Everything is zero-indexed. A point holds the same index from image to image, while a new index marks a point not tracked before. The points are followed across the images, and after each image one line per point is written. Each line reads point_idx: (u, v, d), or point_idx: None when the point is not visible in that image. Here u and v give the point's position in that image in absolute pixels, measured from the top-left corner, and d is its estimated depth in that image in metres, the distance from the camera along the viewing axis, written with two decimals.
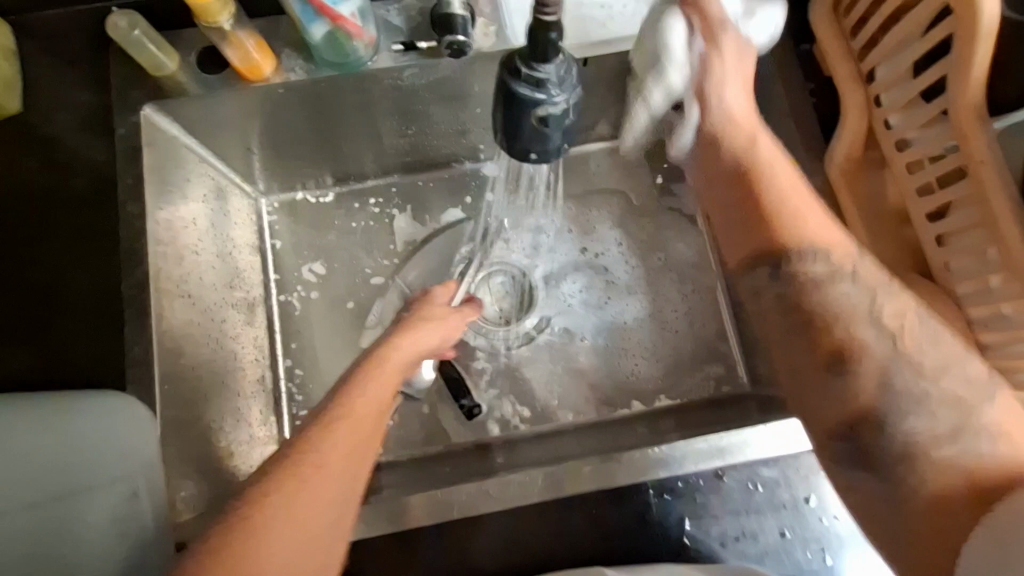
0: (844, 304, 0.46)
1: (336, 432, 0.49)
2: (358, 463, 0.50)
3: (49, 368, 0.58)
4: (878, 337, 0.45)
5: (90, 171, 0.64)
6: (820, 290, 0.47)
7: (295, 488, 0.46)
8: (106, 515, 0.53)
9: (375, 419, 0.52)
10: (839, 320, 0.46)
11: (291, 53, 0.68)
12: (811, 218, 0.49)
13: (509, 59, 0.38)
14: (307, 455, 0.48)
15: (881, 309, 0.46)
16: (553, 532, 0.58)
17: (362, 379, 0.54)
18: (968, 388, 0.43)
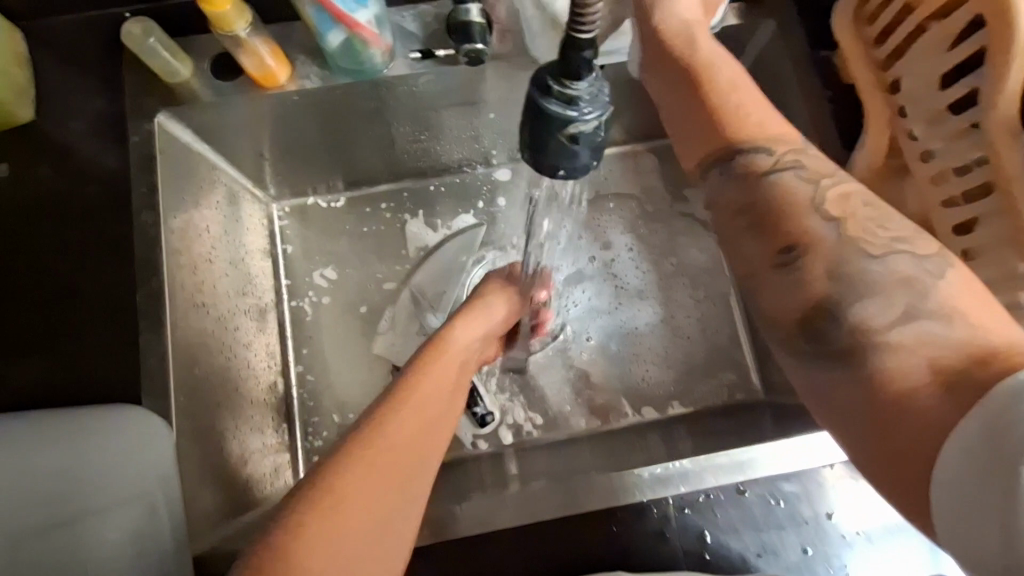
0: (788, 186, 0.48)
1: (409, 421, 0.50)
2: (429, 454, 0.51)
3: (62, 381, 0.57)
4: (829, 226, 0.46)
5: (104, 179, 0.63)
6: (764, 178, 0.49)
7: (370, 482, 0.46)
8: (126, 531, 0.53)
9: (444, 408, 0.54)
10: (789, 208, 0.48)
11: (306, 59, 0.67)
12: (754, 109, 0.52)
13: (541, 75, 0.38)
14: (384, 444, 0.48)
15: (825, 197, 0.48)
16: (573, 546, 0.57)
17: (431, 368, 0.56)
18: (919, 268, 0.44)
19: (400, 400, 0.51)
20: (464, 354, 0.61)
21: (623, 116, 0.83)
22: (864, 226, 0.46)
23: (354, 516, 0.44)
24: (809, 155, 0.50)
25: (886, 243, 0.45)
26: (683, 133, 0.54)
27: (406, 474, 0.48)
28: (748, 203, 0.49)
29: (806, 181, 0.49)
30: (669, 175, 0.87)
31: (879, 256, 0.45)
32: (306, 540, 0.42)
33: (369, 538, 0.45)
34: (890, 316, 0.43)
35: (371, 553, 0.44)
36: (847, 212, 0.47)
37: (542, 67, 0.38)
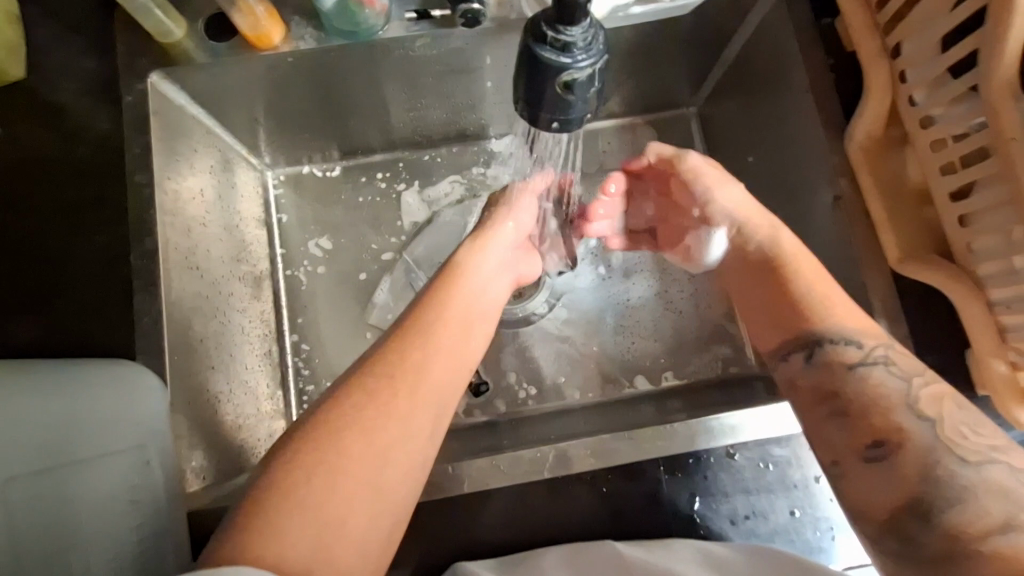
0: (876, 380, 0.52)
1: (411, 358, 0.52)
2: (436, 390, 0.52)
3: (57, 339, 0.57)
4: (921, 424, 0.50)
5: (97, 140, 0.62)
6: (851, 370, 0.53)
7: (367, 419, 0.48)
8: (118, 482, 0.51)
9: (455, 345, 0.55)
10: (873, 400, 0.52)
11: (301, 20, 0.65)
12: (833, 307, 0.57)
13: (537, 22, 0.37)
14: (383, 381, 0.50)
15: (918, 395, 0.51)
16: (565, 508, 0.58)
17: (442, 304, 0.57)
18: (1014, 478, 0.46)
19: (407, 339, 0.54)
20: (477, 283, 0.61)
21: (623, 87, 0.82)
22: (961, 429, 0.49)
23: (352, 451, 0.47)
24: (895, 350, 0.54)
25: (983, 450, 0.48)
26: (765, 323, 0.60)
27: (407, 410, 0.50)
28: (835, 393, 0.54)
29: (897, 377, 0.52)
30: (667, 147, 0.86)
31: (973, 462, 0.48)
32: (304, 479, 0.45)
33: (368, 475, 0.46)
34: (988, 525, 0.45)
35: (377, 491, 0.47)
36: (943, 410, 0.50)
37: (538, 16, 0.38)
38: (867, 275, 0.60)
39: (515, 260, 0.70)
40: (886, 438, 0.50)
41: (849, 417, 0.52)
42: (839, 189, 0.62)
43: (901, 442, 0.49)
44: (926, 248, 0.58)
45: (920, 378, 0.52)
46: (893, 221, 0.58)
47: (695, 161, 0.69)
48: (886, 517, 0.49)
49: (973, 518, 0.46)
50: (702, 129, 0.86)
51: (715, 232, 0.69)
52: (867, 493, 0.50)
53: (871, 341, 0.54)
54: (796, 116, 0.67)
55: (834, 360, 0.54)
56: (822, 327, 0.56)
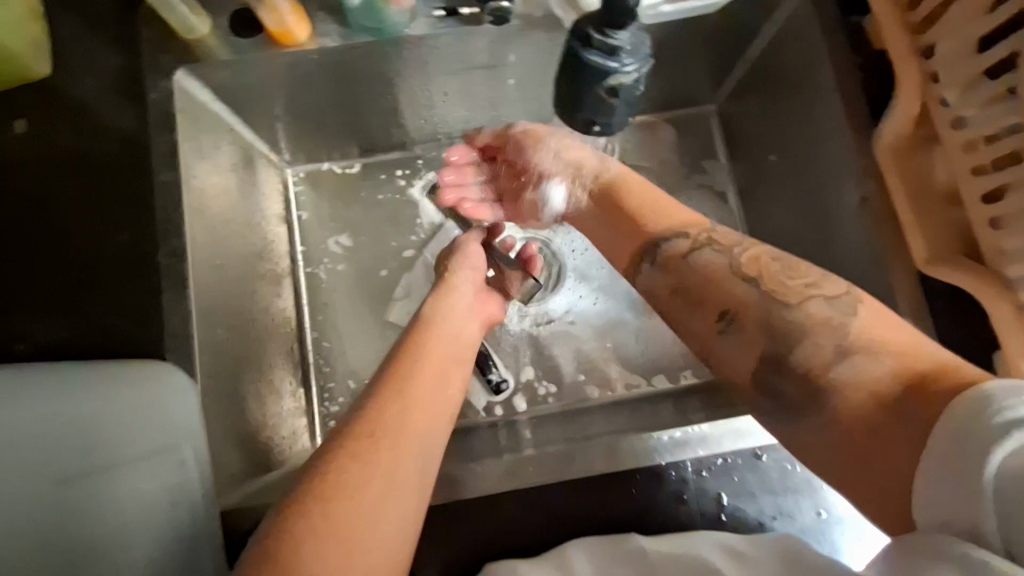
0: (708, 263, 0.57)
1: (392, 409, 0.50)
2: (423, 436, 0.50)
3: (86, 338, 0.57)
4: (752, 288, 0.54)
5: (121, 138, 0.62)
6: (686, 260, 0.58)
7: (358, 475, 0.45)
8: (154, 482, 0.52)
9: (436, 390, 0.53)
10: (710, 283, 0.56)
11: (325, 16, 0.64)
12: (660, 210, 0.63)
13: (582, 24, 0.38)
14: (368, 434, 0.48)
15: (739, 260, 0.56)
16: (591, 506, 0.59)
17: (417, 352, 0.56)
18: (833, 309, 0.49)
19: (385, 391, 0.51)
20: (449, 331, 0.60)
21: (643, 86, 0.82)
22: (778, 278, 0.53)
23: (345, 510, 0.43)
24: (718, 231, 0.60)
25: (802, 292, 0.52)
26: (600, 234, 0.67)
27: (394, 464, 0.47)
28: (677, 285, 0.58)
29: (722, 254, 0.57)
30: (686, 146, 0.87)
31: (796, 304, 0.52)
32: (306, 530, 0.42)
33: (363, 534, 0.43)
34: (825, 358, 0.47)
35: (383, 544, 0.44)
36: (764, 269, 0.55)
37: (585, 19, 0.39)
38: (894, 276, 0.60)
39: (484, 301, 0.68)
40: (728, 309, 0.54)
41: (700, 303, 0.56)
42: (866, 190, 0.62)
43: (741, 310, 0.53)
44: (957, 250, 0.58)
45: (740, 248, 0.57)
46: (920, 224, 0.58)
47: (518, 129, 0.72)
48: (749, 378, 0.52)
49: (808, 355, 0.49)
50: (722, 128, 0.86)
51: (553, 187, 0.71)
52: (730, 362, 0.53)
53: (696, 231, 0.60)
54: (821, 116, 0.66)
55: (669, 255, 0.59)
56: (657, 229, 0.62)
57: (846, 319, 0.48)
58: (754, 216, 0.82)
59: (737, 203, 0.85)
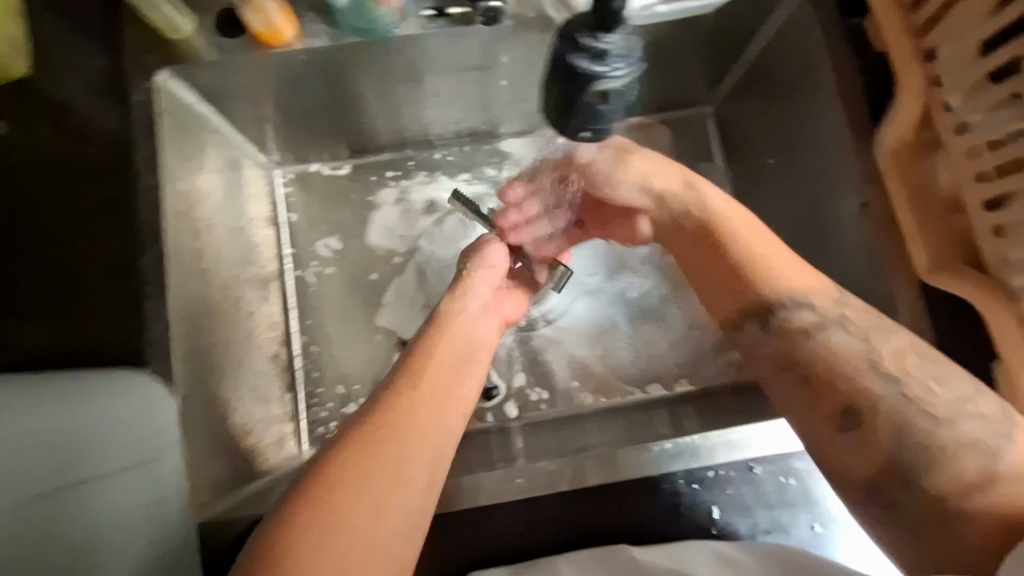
0: (836, 346, 0.51)
1: (401, 404, 0.49)
2: (434, 433, 0.49)
3: (62, 345, 0.56)
4: (885, 383, 0.48)
5: (102, 140, 0.60)
6: (809, 338, 0.52)
7: (362, 473, 0.45)
8: (128, 497, 0.51)
9: (449, 385, 0.52)
10: (833, 367, 0.50)
11: (314, 17, 0.63)
12: (759, 239, 0.56)
13: (570, 27, 0.36)
14: (374, 430, 0.47)
15: (880, 353, 0.50)
16: (580, 520, 0.57)
17: (430, 350, 0.53)
18: (986, 430, 0.45)
19: (395, 387, 0.50)
20: (467, 322, 0.57)
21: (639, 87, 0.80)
22: (929, 386, 0.47)
23: (345, 508, 0.43)
24: (849, 305, 0.53)
25: (953, 404, 0.47)
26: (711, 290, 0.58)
27: (398, 461, 0.46)
28: (790, 361, 0.52)
29: (856, 337, 0.51)
30: (682, 148, 0.85)
31: (944, 419, 0.46)
32: (300, 529, 0.42)
33: (363, 532, 0.43)
34: (965, 483, 0.44)
35: (375, 553, 0.43)
36: (906, 367, 0.49)
37: (571, 20, 0.37)
38: (894, 284, 0.59)
39: (502, 299, 0.63)
40: (854, 403, 0.49)
41: (812, 385, 0.51)
42: (866, 195, 0.61)
43: (867, 406, 0.48)
44: (957, 258, 0.56)
45: (877, 334, 0.51)
46: (920, 230, 0.57)
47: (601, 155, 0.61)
48: (866, 480, 0.48)
49: (944, 480, 0.45)
50: (719, 130, 0.85)
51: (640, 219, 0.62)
52: (844, 461, 0.49)
53: (823, 299, 0.53)
54: (821, 117, 0.65)
55: (788, 326, 0.53)
56: (772, 292, 0.54)
57: (1003, 446, 0.44)
58: None
59: None
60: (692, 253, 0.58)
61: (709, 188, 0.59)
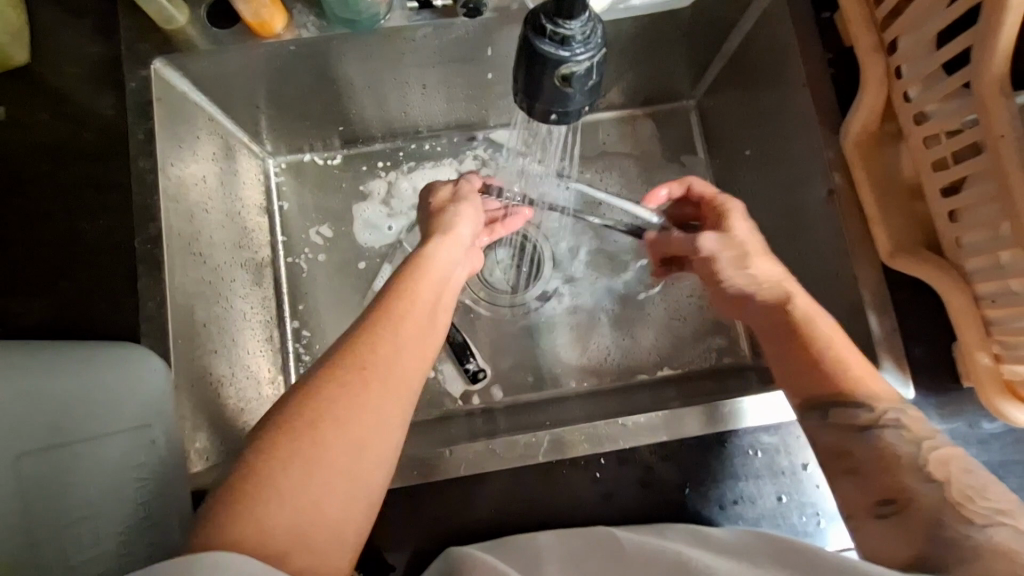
0: (885, 445, 0.52)
1: (384, 343, 0.52)
2: (408, 372, 0.53)
3: (61, 320, 0.59)
4: (926, 484, 0.49)
5: (101, 126, 0.63)
6: (861, 434, 0.53)
7: (346, 414, 0.48)
8: (120, 460, 0.53)
9: (422, 333, 0.55)
10: (882, 463, 0.51)
11: (303, 8, 0.65)
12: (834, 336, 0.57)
13: (537, 15, 0.39)
14: (356, 372, 0.50)
15: (925, 459, 0.50)
16: (555, 490, 0.60)
17: (408, 292, 0.57)
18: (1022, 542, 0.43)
19: (376, 332, 0.53)
20: (443, 276, 0.61)
21: (622, 81, 0.83)
22: (968, 493, 0.47)
23: (330, 446, 0.46)
24: (908, 415, 0.53)
25: (987, 513, 0.46)
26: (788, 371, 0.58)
27: (379, 405, 0.50)
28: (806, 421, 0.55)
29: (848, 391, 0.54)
30: (666, 139, 0.88)
31: (980, 523, 0.45)
32: (285, 469, 0.45)
33: (345, 469, 0.47)
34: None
35: (349, 479, 0.47)
36: (949, 475, 0.49)
37: (538, 9, 0.40)
38: (858, 269, 0.62)
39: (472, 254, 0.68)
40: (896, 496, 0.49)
41: (860, 476, 0.52)
42: (832, 183, 0.63)
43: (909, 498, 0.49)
44: (918, 243, 0.59)
45: (929, 443, 0.51)
46: (884, 215, 0.59)
47: (712, 245, 0.65)
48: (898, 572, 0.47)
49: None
50: (701, 123, 0.87)
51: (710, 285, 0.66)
52: (878, 547, 0.49)
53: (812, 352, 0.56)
54: (793, 109, 0.67)
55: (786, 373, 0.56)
56: None
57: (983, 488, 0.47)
58: None
59: None
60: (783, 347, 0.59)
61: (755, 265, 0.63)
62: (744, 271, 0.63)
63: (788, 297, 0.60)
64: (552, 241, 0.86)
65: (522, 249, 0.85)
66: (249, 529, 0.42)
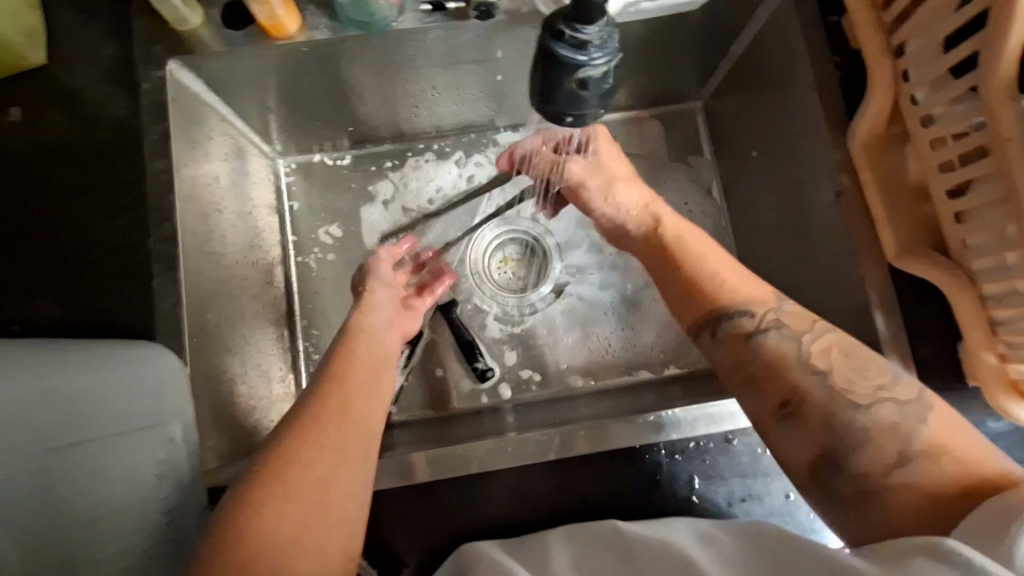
0: (771, 347, 0.56)
1: (333, 400, 0.54)
2: (360, 425, 0.54)
3: (78, 318, 0.60)
4: (815, 379, 0.54)
5: (116, 126, 0.64)
6: (750, 341, 0.57)
7: (308, 455, 0.50)
8: (140, 457, 0.54)
9: (370, 384, 0.57)
10: (774, 368, 0.55)
11: (316, 10, 0.65)
12: (732, 276, 0.60)
13: (553, 20, 0.40)
14: (309, 422, 0.52)
15: (808, 350, 0.55)
16: (564, 487, 0.61)
17: (350, 355, 0.60)
18: (901, 414, 0.51)
19: (325, 387, 0.55)
20: (379, 333, 0.64)
21: (629, 82, 0.83)
22: (849, 376, 0.53)
23: (296, 481, 0.49)
24: (786, 313, 0.58)
25: (871, 391, 0.52)
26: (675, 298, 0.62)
27: (336, 447, 0.52)
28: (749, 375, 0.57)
29: None
30: (672, 141, 0.88)
31: (865, 405, 0.52)
32: (264, 498, 0.48)
33: (313, 499, 0.49)
34: (886, 462, 0.49)
35: (321, 515, 0.48)
36: (832, 362, 0.54)
37: (555, 13, 0.40)
38: (865, 269, 0.62)
39: (402, 316, 0.70)
40: (788, 398, 0.54)
41: (758, 386, 0.56)
42: (839, 184, 0.64)
43: (802, 401, 0.53)
44: (925, 245, 0.59)
45: (810, 335, 0.56)
46: (891, 217, 0.60)
47: (579, 170, 0.70)
48: (808, 468, 0.52)
49: (870, 459, 0.50)
50: (707, 123, 0.88)
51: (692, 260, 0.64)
52: (787, 450, 0.53)
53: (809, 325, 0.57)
54: (800, 111, 0.68)
55: None
56: None
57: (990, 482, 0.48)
58: (736, 211, 0.84)
59: (720, 198, 0.86)
60: (659, 269, 0.64)
61: (721, 257, 0.62)
62: (611, 199, 0.69)
63: (655, 220, 0.66)
64: (564, 240, 0.86)
65: (527, 247, 0.87)
66: (242, 547, 0.45)
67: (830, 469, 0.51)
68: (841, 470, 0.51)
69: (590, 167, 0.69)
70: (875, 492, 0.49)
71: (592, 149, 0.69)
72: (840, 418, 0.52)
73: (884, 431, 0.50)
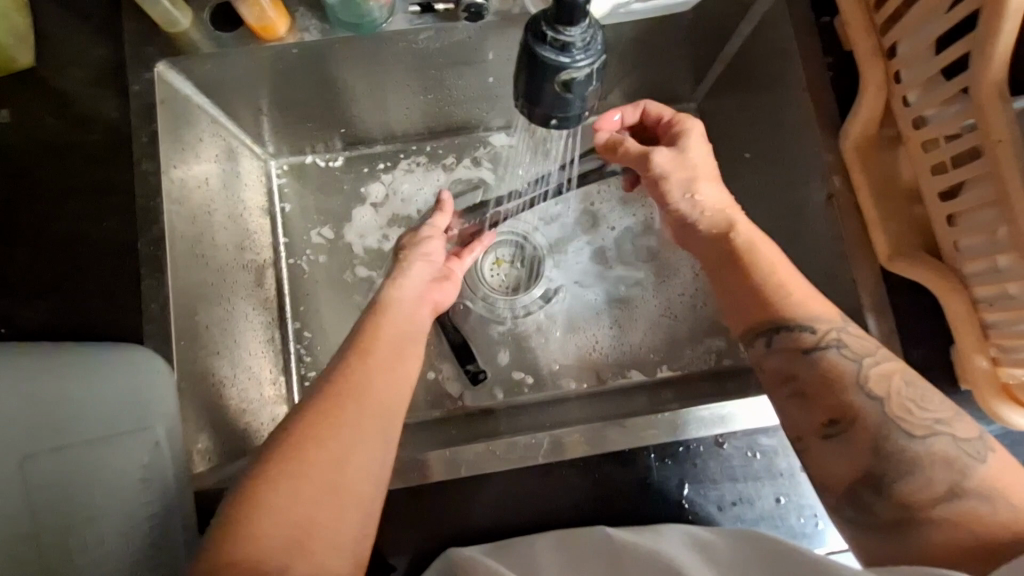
0: (830, 364, 0.55)
1: (355, 376, 0.54)
2: (382, 403, 0.53)
3: (66, 321, 0.60)
4: (870, 401, 0.54)
5: (105, 128, 0.64)
6: (792, 353, 0.57)
7: (327, 432, 0.50)
8: (125, 462, 0.54)
9: (391, 367, 0.56)
10: (807, 378, 0.56)
11: (306, 11, 0.65)
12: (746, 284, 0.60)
13: (537, 22, 0.39)
14: (323, 413, 0.51)
15: (866, 373, 0.55)
16: (553, 490, 0.60)
17: (377, 330, 0.58)
18: (958, 449, 0.51)
19: (350, 363, 0.55)
20: (405, 307, 0.62)
21: (623, 84, 0.83)
22: (908, 404, 0.53)
23: (312, 463, 0.49)
24: (848, 333, 0.57)
25: (927, 425, 0.52)
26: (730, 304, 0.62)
27: (354, 435, 0.51)
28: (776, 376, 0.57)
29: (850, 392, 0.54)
30: None
31: (920, 436, 0.52)
32: (278, 478, 0.47)
33: (329, 479, 0.48)
34: (934, 494, 0.50)
35: (337, 496, 0.48)
36: (889, 389, 0.54)
37: (539, 14, 0.40)
38: (858, 271, 0.62)
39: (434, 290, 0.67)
40: (841, 416, 0.54)
41: (806, 398, 0.56)
42: (831, 185, 0.63)
43: (853, 419, 0.53)
44: (917, 247, 0.59)
45: (871, 358, 0.55)
46: (883, 217, 0.60)
47: (663, 161, 0.63)
48: (844, 488, 0.53)
49: (919, 489, 0.50)
50: None
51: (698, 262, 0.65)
52: (827, 466, 0.54)
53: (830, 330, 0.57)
54: (793, 112, 0.67)
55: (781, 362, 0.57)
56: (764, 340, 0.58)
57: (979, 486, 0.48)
58: None
59: None
60: (727, 277, 0.62)
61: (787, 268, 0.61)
62: (692, 197, 0.63)
63: (731, 227, 0.62)
64: (557, 241, 0.86)
65: (520, 248, 0.86)
66: (246, 540, 0.45)
67: (870, 491, 0.52)
68: (881, 493, 0.51)
69: (675, 161, 0.63)
70: (914, 519, 0.50)
71: (682, 144, 0.64)
72: (891, 441, 0.52)
73: (938, 465, 0.50)
